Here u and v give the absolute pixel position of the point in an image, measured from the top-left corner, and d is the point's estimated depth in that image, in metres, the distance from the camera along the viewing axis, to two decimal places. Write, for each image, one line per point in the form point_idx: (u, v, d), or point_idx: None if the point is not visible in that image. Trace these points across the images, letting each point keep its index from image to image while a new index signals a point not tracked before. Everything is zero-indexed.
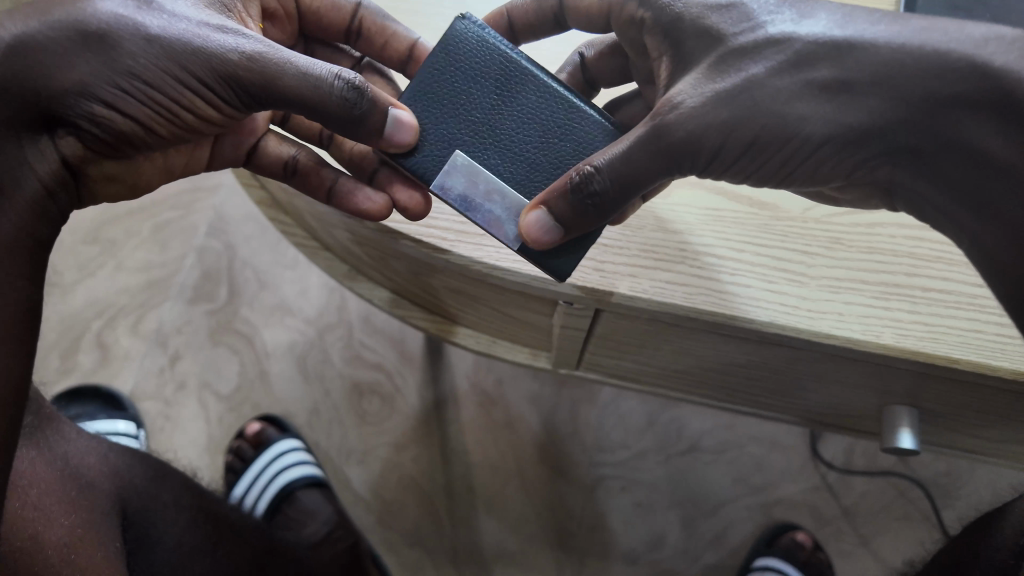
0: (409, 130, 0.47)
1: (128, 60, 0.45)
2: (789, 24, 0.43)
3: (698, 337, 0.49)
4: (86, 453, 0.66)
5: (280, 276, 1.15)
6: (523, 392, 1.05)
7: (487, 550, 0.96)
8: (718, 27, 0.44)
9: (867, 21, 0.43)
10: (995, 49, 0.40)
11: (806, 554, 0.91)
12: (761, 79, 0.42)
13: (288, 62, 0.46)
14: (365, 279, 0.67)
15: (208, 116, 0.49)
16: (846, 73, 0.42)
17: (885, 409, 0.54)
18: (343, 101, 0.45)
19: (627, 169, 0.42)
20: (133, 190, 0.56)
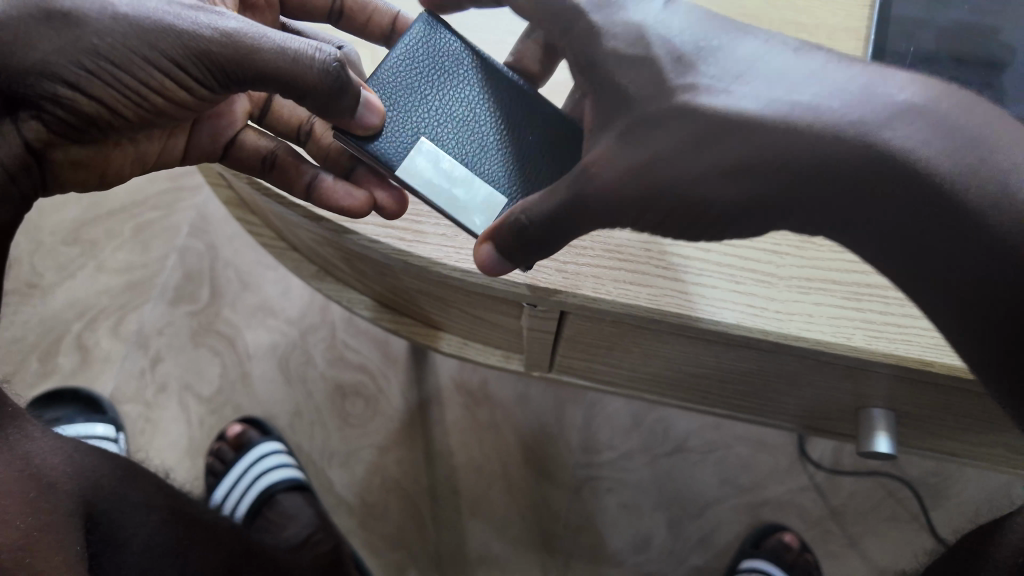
0: (377, 111, 0.45)
1: (94, 39, 0.44)
2: (701, 92, 0.41)
3: (665, 338, 0.48)
4: (49, 454, 0.59)
5: (262, 276, 1.13)
6: (508, 393, 1.04)
7: (471, 552, 0.95)
8: (627, 89, 0.43)
9: (784, 81, 0.41)
10: (905, 120, 0.38)
11: (793, 556, 0.91)
12: (664, 155, 0.41)
13: (264, 38, 0.45)
14: (334, 280, 0.66)
15: (179, 99, 0.48)
16: (752, 155, 0.39)
17: (860, 412, 0.52)
18: (326, 74, 0.44)
19: (552, 222, 0.41)
20: (102, 178, 0.54)
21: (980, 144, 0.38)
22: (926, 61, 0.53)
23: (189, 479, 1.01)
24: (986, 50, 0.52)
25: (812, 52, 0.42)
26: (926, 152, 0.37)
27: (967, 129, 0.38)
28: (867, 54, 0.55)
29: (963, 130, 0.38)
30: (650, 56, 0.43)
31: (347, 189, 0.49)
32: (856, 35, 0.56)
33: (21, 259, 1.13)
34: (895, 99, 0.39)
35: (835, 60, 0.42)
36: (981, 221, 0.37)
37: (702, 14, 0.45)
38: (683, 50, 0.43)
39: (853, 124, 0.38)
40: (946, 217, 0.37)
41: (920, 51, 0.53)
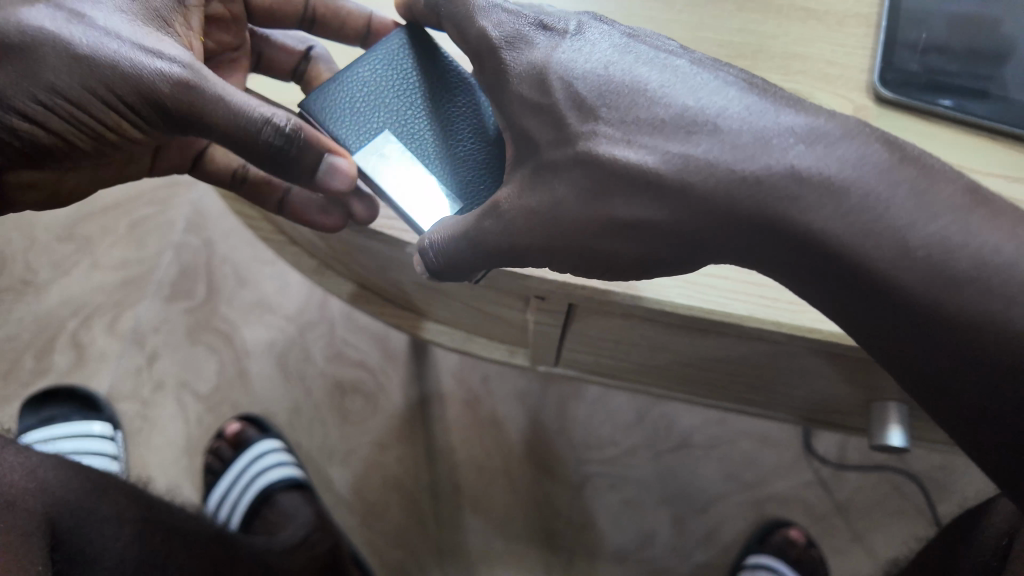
0: (340, 176, 0.47)
1: (53, 76, 0.46)
2: (601, 142, 0.39)
3: (675, 332, 0.46)
4: (10, 470, 0.62)
5: (259, 272, 1.12)
6: (509, 389, 1.03)
7: (473, 550, 0.94)
8: (531, 133, 0.41)
9: (687, 129, 0.38)
10: (802, 181, 0.35)
11: (798, 551, 0.90)
12: (563, 204, 0.39)
13: (215, 99, 0.46)
14: (333, 273, 0.64)
15: (132, 134, 0.50)
16: (648, 211, 0.38)
17: (874, 403, 0.51)
18: (274, 144, 0.46)
19: (454, 259, 0.41)
20: (58, 195, 0.57)
21: (885, 197, 0.35)
22: (940, 47, 0.51)
23: (185, 479, 1.00)
24: (1003, 31, 0.51)
25: (719, 89, 0.38)
26: (823, 218, 0.35)
27: (874, 188, 0.35)
28: (879, 42, 0.53)
29: (860, 189, 0.35)
30: (550, 103, 0.40)
31: (318, 205, 0.51)
32: (866, 22, 0.55)
33: (15, 256, 1.12)
34: (785, 160, 0.36)
35: (742, 97, 0.38)
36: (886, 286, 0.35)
37: (610, 46, 0.41)
38: (584, 92, 0.40)
39: (746, 183, 0.36)
40: (858, 282, 0.36)
41: (932, 38, 0.52)
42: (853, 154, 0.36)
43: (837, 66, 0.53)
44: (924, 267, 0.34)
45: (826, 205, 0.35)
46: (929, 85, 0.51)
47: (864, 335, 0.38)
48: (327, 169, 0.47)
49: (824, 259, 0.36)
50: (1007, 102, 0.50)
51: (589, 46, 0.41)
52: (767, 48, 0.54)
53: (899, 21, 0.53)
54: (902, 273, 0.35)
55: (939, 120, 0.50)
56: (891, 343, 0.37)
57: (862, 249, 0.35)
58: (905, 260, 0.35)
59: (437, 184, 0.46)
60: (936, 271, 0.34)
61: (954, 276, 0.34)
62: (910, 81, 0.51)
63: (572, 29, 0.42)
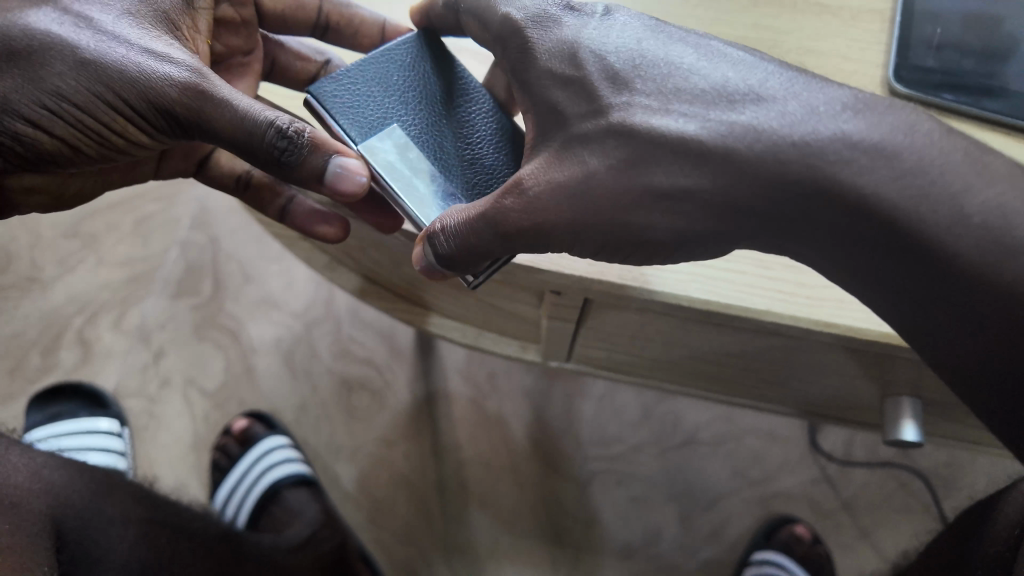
0: (352, 180, 0.44)
1: (58, 81, 0.46)
2: (639, 111, 0.39)
3: (691, 326, 0.47)
4: (12, 473, 0.60)
5: (266, 269, 1.12)
6: (516, 386, 1.03)
7: (480, 546, 0.94)
8: (562, 108, 0.41)
9: (728, 97, 0.39)
10: (851, 146, 0.36)
11: (805, 548, 0.90)
12: (596, 176, 0.39)
13: (219, 101, 0.45)
14: (345, 269, 0.64)
15: (136, 140, 0.50)
16: (689, 179, 0.38)
17: (887, 399, 0.51)
18: (275, 147, 0.43)
19: (473, 241, 0.40)
20: (61, 199, 0.57)
21: (929, 167, 0.36)
22: (953, 44, 0.52)
23: (191, 475, 1.00)
24: (1015, 28, 0.51)
25: (757, 64, 0.40)
26: (875, 181, 0.36)
27: (916, 150, 0.36)
28: (893, 39, 0.53)
29: (912, 155, 0.36)
30: (581, 76, 0.41)
31: (317, 214, 0.53)
32: (880, 18, 0.55)
33: (21, 253, 1.11)
34: (836, 126, 0.37)
35: (779, 73, 0.40)
36: (934, 252, 0.36)
37: (642, 25, 0.43)
38: (618, 66, 0.41)
39: (795, 147, 0.36)
40: (901, 246, 0.36)
41: (947, 35, 0.52)
42: (897, 121, 0.37)
43: (852, 62, 0.53)
44: (979, 233, 0.35)
45: (871, 171, 0.36)
46: (944, 82, 0.51)
47: (898, 303, 0.39)
48: (336, 170, 0.43)
49: (867, 224, 0.36)
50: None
51: (618, 25, 0.43)
52: (781, 44, 0.54)
53: (911, 19, 0.53)
54: (954, 239, 0.36)
55: (955, 116, 0.50)
56: (925, 312, 0.38)
57: (913, 213, 0.36)
58: (962, 223, 0.36)
59: (454, 178, 0.47)
60: (989, 237, 0.35)
61: (1006, 245, 0.35)
62: (923, 77, 0.51)
63: (599, 12, 0.44)
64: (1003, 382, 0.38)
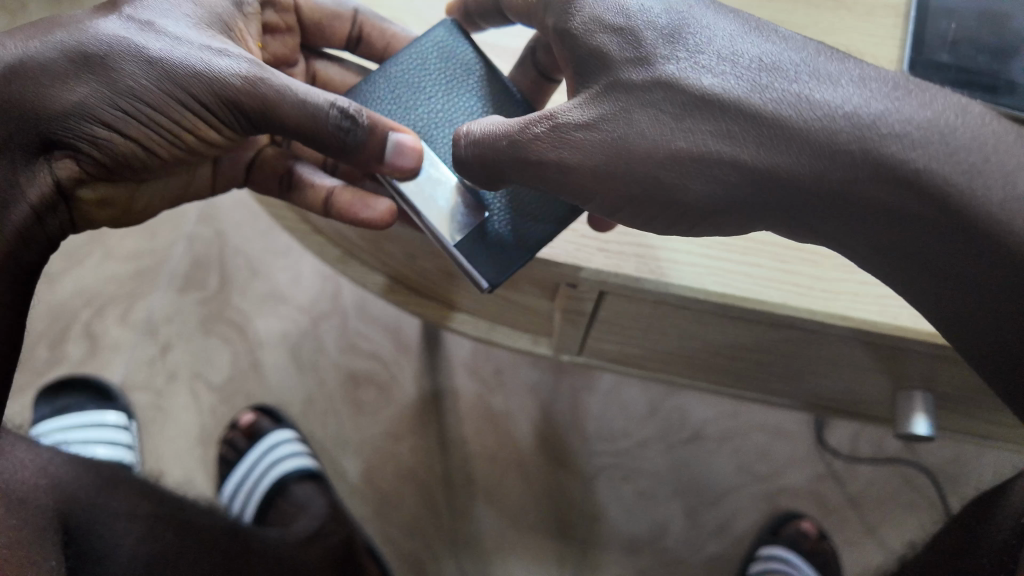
0: (411, 153, 0.45)
1: (132, 82, 0.46)
2: (685, 64, 0.38)
3: (706, 319, 0.47)
4: (17, 468, 0.60)
5: (273, 264, 1.12)
6: (522, 381, 1.03)
7: (487, 541, 0.94)
8: (609, 53, 0.40)
9: (785, 69, 0.38)
10: (907, 119, 0.36)
11: (811, 544, 0.90)
12: (641, 124, 0.39)
13: (288, 89, 0.46)
14: (358, 263, 0.64)
15: (206, 136, 0.50)
16: (733, 148, 0.37)
17: (900, 393, 0.52)
18: (337, 130, 0.46)
19: (491, 154, 0.42)
20: (128, 213, 0.57)
21: (981, 153, 0.36)
22: (970, 38, 0.51)
23: (198, 469, 1.00)
24: None
25: (806, 42, 0.39)
26: (929, 158, 0.35)
27: (961, 136, 0.36)
28: (908, 33, 0.53)
29: (964, 133, 0.36)
30: (628, 25, 0.40)
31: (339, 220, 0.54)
32: (895, 12, 0.55)
33: None
34: (886, 103, 0.36)
35: (828, 53, 0.39)
36: (992, 233, 0.35)
37: None
38: (667, 22, 0.40)
39: (846, 118, 0.36)
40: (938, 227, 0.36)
41: (962, 29, 0.52)
42: (940, 104, 0.37)
43: (867, 56, 0.53)
44: None
45: (926, 146, 0.35)
46: (961, 76, 0.51)
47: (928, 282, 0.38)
48: (393, 148, 0.45)
49: (908, 193, 0.36)
50: None
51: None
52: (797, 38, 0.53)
53: (927, 12, 0.53)
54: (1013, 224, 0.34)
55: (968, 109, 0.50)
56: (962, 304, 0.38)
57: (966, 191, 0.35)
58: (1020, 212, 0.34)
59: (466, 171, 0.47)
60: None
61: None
62: (938, 71, 0.51)
63: None
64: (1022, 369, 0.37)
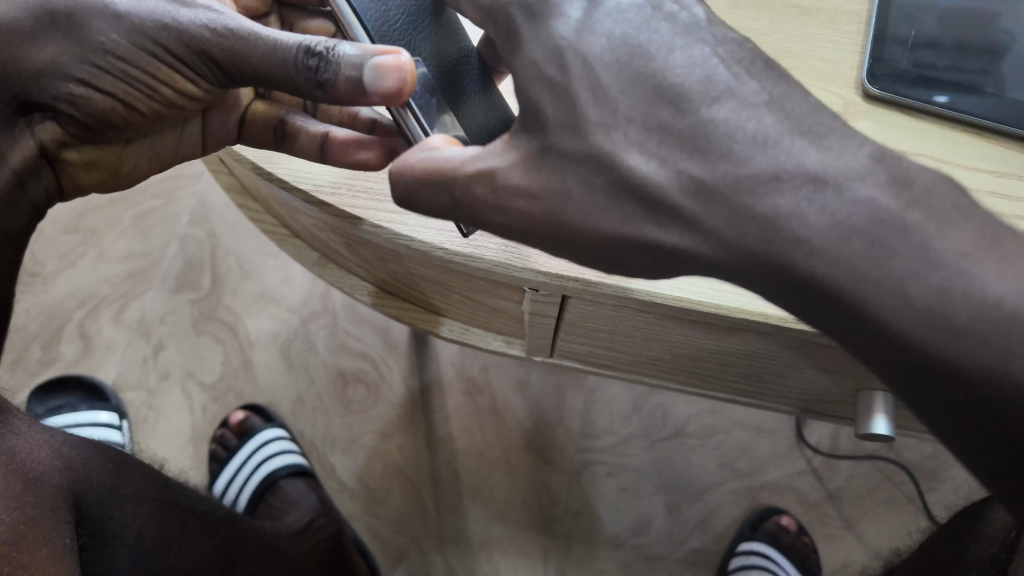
0: (392, 74, 0.39)
1: (100, 37, 0.46)
2: (613, 141, 0.37)
3: (666, 322, 0.49)
4: (34, 447, 0.60)
5: (264, 264, 1.14)
6: (509, 379, 1.05)
7: (474, 537, 0.96)
8: (542, 109, 0.38)
9: (715, 148, 0.37)
10: (826, 212, 0.35)
11: (791, 539, 0.93)
12: (569, 205, 0.38)
13: (256, 36, 0.44)
14: (336, 266, 0.66)
15: (185, 89, 0.49)
16: (657, 233, 0.38)
17: (862, 393, 0.53)
18: (308, 71, 0.42)
19: (440, 204, 0.40)
20: (119, 178, 0.56)
21: (890, 247, 0.35)
22: (928, 45, 0.53)
23: (190, 466, 1.02)
24: (992, 31, 0.52)
25: (751, 105, 0.37)
26: (846, 256, 0.35)
27: (876, 234, 0.35)
28: (868, 40, 0.55)
29: (897, 223, 0.35)
30: (565, 81, 0.38)
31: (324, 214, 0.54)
32: (857, 19, 0.56)
33: None
34: (796, 204, 0.35)
35: (765, 117, 0.37)
36: (881, 325, 0.35)
37: (635, 23, 0.39)
38: (605, 79, 0.38)
39: (756, 220, 0.36)
40: (863, 325, 0.36)
41: (921, 35, 0.53)
42: (861, 192, 0.35)
43: (829, 63, 0.54)
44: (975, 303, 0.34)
45: (841, 244, 0.35)
46: (919, 81, 0.52)
47: (874, 362, 0.38)
48: (374, 70, 0.39)
49: (817, 299, 0.36)
50: (992, 99, 0.51)
51: (603, 19, 0.39)
52: (760, 44, 0.55)
53: (887, 20, 0.54)
54: (901, 322, 0.35)
55: (926, 116, 0.51)
56: (912, 381, 0.37)
57: (892, 288, 0.35)
58: (905, 307, 0.35)
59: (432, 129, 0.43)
60: (933, 318, 0.34)
61: (949, 327, 0.34)
62: (897, 77, 0.52)
63: None
64: (956, 421, 0.38)
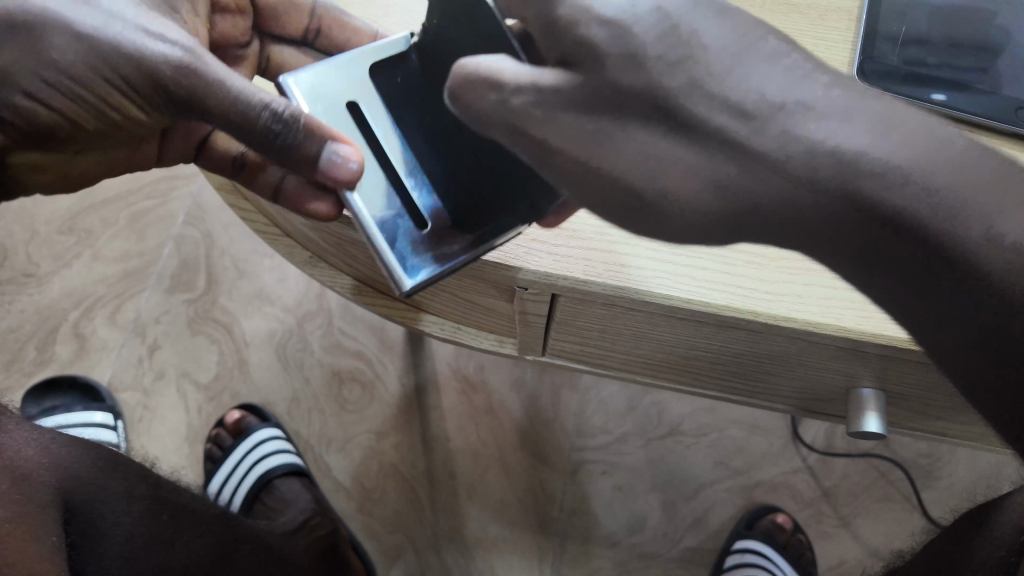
0: (342, 166, 0.43)
1: (57, 56, 0.47)
2: (669, 80, 0.34)
3: (657, 321, 0.49)
4: (24, 445, 0.62)
5: (259, 264, 1.14)
6: (504, 378, 1.04)
7: (470, 535, 0.96)
8: (595, 43, 0.34)
9: (784, 89, 0.34)
10: (907, 147, 0.32)
11: (786, 536, 0.93)
12: (621, 143, 0.35)
13: (221, 84, 0.46)
14: (328, 265, 0.66)
15: (136, 118, 0.51)
16: (719, 172, 0.34)
17: (851, 392, 0.54)
18: (267, 132, 0.45)
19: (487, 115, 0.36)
20: (66, 182, 0.57)
21: (973, 185, 0.32)
22: (917, 43, 0.53)
23: (185, 466, 1.03)
24: (980, 29, 0.52)
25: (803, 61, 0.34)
26: (930, 193, 0.32)
27: (961, 170, 0.32)
28: (859, 37, 0.55)
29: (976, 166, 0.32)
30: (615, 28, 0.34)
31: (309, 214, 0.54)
32: (847, 17, 0.56)
33: (16, 249, 1.13)
34: (877, 141, 0.32)
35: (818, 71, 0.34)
36: (973, 269, 0.32)
37: None
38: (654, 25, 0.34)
39: (836, 156, 0.32)
40: (953, 274, 0.32)
41: (911, 33, 0.53)
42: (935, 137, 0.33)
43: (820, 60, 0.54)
44: None
45: (927, 177, 0.32)
46: (908, 79, 0.52)
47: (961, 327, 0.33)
48: (328, 155, 0.43)
49: (899, 241, 0.32)
50: (983, 96, 0.51)
51: None
52: None
53: (879, 16, 0.54)
54: (990, 267, 0.31)
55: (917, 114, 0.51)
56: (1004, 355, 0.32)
57: (980, 232, 0.31)
58: (995, 249, 0.31)
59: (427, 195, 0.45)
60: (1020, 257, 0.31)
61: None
62: (888, 75, 0.52)
63: None
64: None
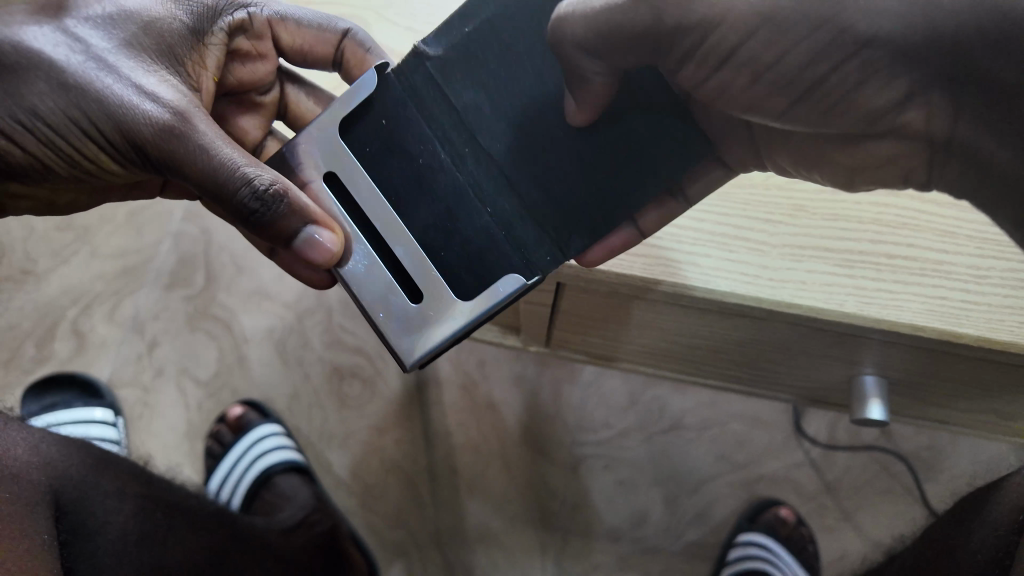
0: (319, 250, 0.45)
1: (33, 102, 0.48)
2: None
3: (659, 309, 0.50)
4: (14, 444, 0.60)
5: (257, 259, 1.12)
6: (506, 373, 1.03)
7: (471, 530, 0.96)
8: None
9: None
10: None
11: (788, 529, 0.93)
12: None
13: (195, 147, 0.47)
14: None
15: (108, 166, 0.52)
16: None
17: (853, 380, 0.55)
18: (242, 207, 0.46)
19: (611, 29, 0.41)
20: (50, 206, 0.60)
21: None
22: None
23: (185, 462, 1.02)
24: None
25: None
26: None
27: None
28: None
29: None
30: None
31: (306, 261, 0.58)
32: None
33: (14, 247, 1.12)
34: None
35: None
36: None
37: None
38: None
39: None
40: None
41: None
42: None
43: None
44: None
45: None
46: None
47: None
48: (310, 237, 0.45)
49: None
50: None
51: None
52: None
53: None
54: None
55: None
56: None
57: None
58: None
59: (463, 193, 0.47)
60: None
61: None
62: None
63: None
64: None
